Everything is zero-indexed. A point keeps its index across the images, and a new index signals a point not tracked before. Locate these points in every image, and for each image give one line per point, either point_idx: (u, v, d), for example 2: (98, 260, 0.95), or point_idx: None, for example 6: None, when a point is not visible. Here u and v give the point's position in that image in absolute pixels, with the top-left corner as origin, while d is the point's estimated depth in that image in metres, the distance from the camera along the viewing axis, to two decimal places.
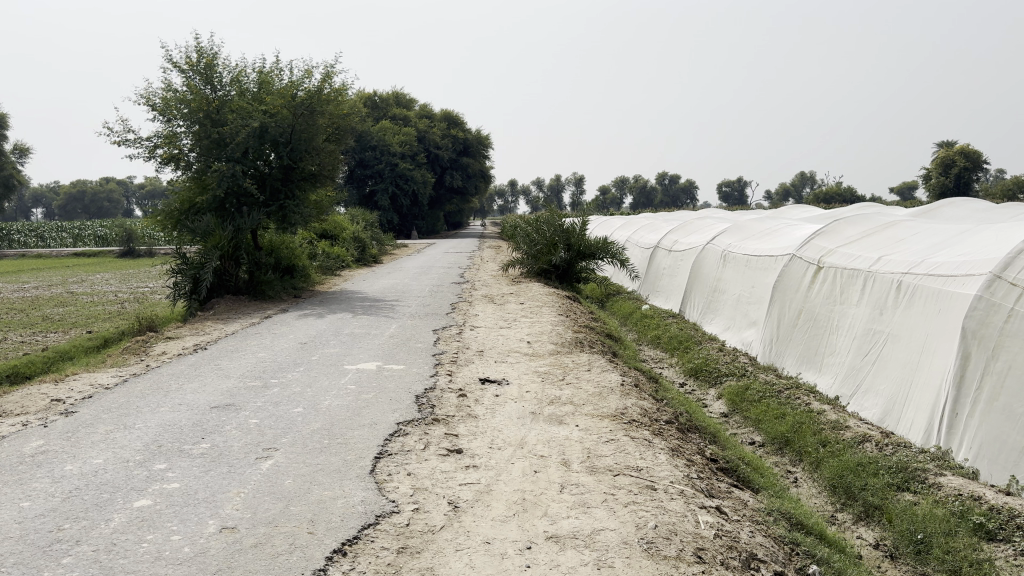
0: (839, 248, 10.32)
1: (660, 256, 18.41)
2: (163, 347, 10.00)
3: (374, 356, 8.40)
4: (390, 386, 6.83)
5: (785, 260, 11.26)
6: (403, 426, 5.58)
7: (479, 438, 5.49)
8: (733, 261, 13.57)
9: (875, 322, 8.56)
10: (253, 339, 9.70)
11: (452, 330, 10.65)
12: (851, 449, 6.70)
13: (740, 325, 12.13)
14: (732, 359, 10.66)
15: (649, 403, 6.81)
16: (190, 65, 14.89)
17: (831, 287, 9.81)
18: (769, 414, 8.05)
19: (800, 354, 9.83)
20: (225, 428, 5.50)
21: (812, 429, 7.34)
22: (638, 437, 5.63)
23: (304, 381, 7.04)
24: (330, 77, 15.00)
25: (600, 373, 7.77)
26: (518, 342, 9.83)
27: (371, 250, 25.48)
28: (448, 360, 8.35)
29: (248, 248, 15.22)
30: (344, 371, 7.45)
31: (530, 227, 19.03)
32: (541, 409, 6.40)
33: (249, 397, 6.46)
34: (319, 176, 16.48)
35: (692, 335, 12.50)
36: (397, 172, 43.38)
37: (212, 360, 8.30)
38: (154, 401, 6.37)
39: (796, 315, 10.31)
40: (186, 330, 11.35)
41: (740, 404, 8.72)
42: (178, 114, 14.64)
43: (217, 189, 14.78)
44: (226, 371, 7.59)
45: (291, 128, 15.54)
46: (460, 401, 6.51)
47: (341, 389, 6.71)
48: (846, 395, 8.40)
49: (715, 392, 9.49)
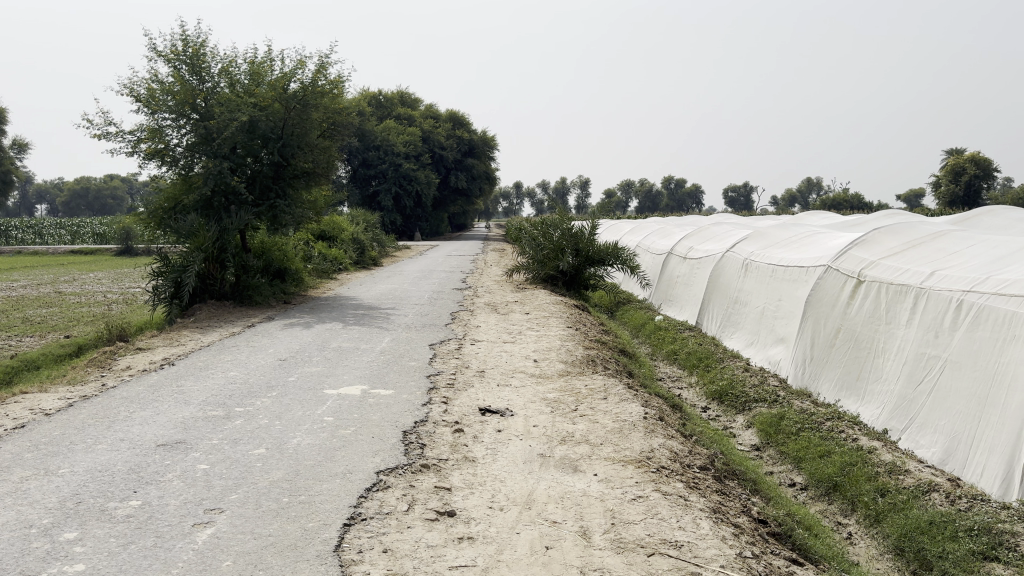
0: (881, 260, 9.28)
1: (674, 263, 17.35)
2: (128, 361, 8.98)
3: (360, 377, 7.38)
4: (373, 418, 5.82)
5: (818, 272, 10.20)
6: (384, 476, 4.57)
7: (477, 493, 4.46)
8: (757, 270, 12.51)
9: (929, 345, 7.56)
10: (228, 353, 8.68)
11: (451, 344, 9.66)
12: (917, 502, 5.67)
13: (766, 342, 11.10)
14: (760, 381, 9.61)
15: (678, 443, 5.78)
16: (176, 53, 13.93)
17: (875, 304, 8.79)
18: (811, 452, 7.03)
19: (839, 379, 8.81)
20: (165, 477, 4.49)
21: (866, 473, 6.33)
22: (672, 493, 4.60)
23: (273, 410, 6.02)
24: (324, 67, 14.06)
25: (618, 401, 6.75)
26: (523, 360, 8.76)
27: (370, 253, 24.39)
28: (443, 383, 7.31)
29: (235, 250, 14.20)
30: (323, 398, 6.44)
31: (536, 230, 18.00)
32: (551, 451, 5.37)
33: (205, 432, 5.45)
34: (312, 174, 15.45)
35: (712, 352, 11.47)
36: (401, 173, 42.38)
37: (176, 381, 7.29)
38: (93, 436, 5.37)
39: (834, 334, 9.27)
40: (159, 340, 10.33)
41: (775, 437, 7.70)
42: (162, 106, 13.68)
43: (204, 186, 13.84)
44: (186, 396, 6.57)
45: (283, 122, 14.59)
46: (454, 440, 5.49)
47: (314, 422, 5.67)
48: (898, 430, 7.39)
49: (745, 420, 8.46)
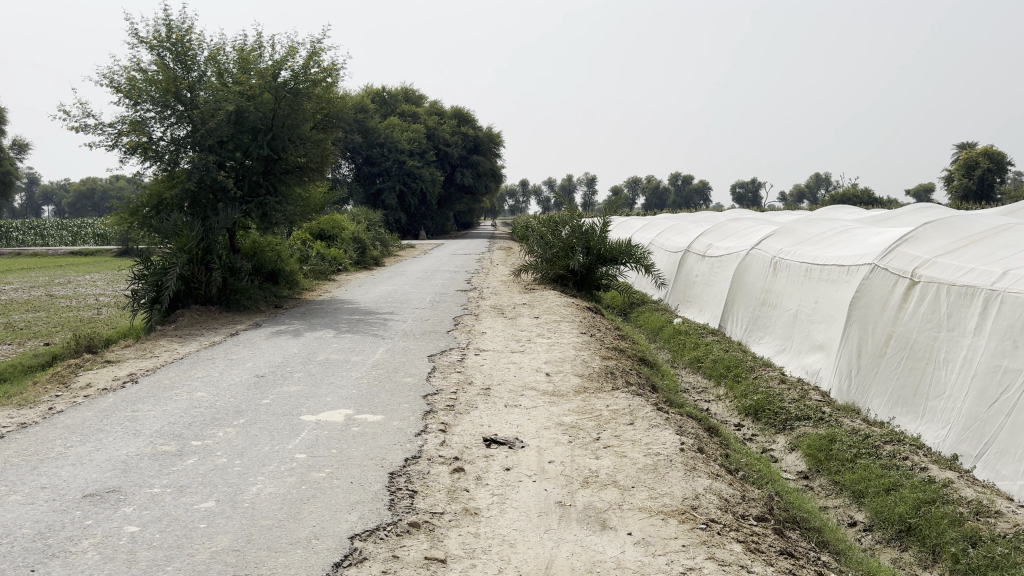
0: (938, 258, 8.22)
1: (692, 262, 16.30)
2: (91, 377, 7.97)
3: (346, 397, 6.37)
4: (355, 455, 4.81)
5: (863, 271, 9.13)
6: (359, 544, 3.55)
7: (480, 564, 3.45)
8: (789, 268, 11.45)
9: (1006, 357, 6.50)
10: (200, 368, 7.68)
11: (453, 354, 8.67)
12: (1021, 558, 4.62)
13: (801, 349, 10.06)
14: (800, 395, 8.55)
15: (726, 484, 4.75)
16: (159, 39, 12.92)
17: (933, 309, 7.73)
18: (874, 485, 5.99)
19: (893, 394, 7.76)
20: (79, 547, 3.49)
21: (949, 514, 5.28)
22: (730, 564, 3.60)
23: (237, 445, 5.02)
24: (316, 55, 13.04)
25: (648, 427, 5.71)
26: (533, 374, 7.72)
27: (371, 253, 23.37)
28: (442, 403, 6.32)
29: (221, 252, 13.20)
30: (300, 426, 5.44)
31: (545, 228, 16.99)
32: (571, 498, 4.35)
33: (146, 477, 4.45)
34: (305, 169, 14.43)
35: (741, 360, 10.43)
36: (404, 171, 41.40)
37: (132, 405, 6.28)
38: (8, 483, 4.36)
39: (884, 342, 8.21)
40: (131, 352, 9.35)
41: (827, 464, 6.67)
42: (144, 96, 12.68)
43: (189, 182, 12.87)
44: (138, 425, 5.56)
45: (272, 113, 13.57)
46: (453, 483, 4.47)
47: (283, 461, 4.68)
48: (970, 456, 6.34)
49: (787, 442, 7.45)
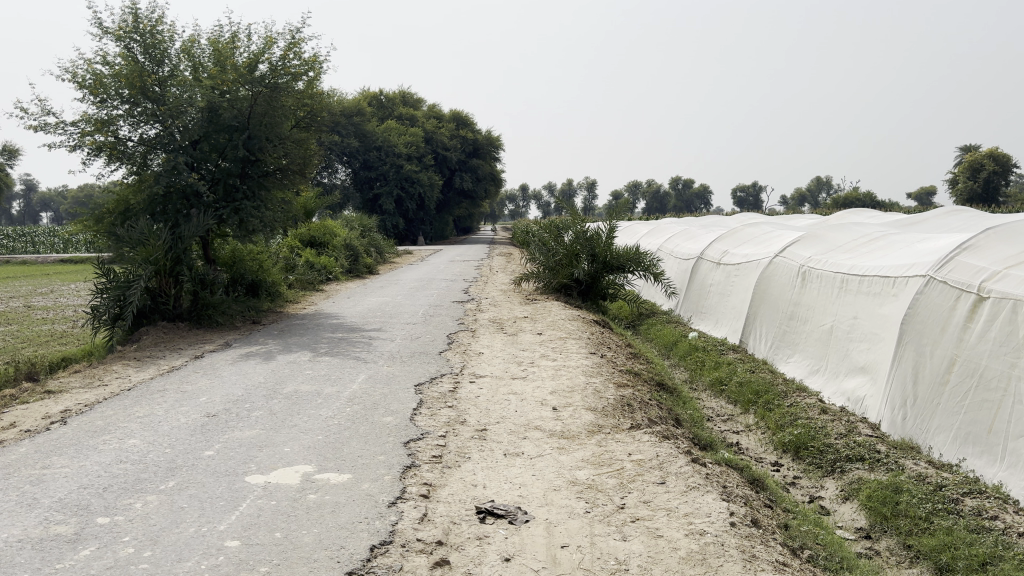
0: (1009, 271, 7.07)
1: (706, 270, 15.15)
2: (20, 413, 6.77)
3: (308, 447, 5.17)
4: (306, 543, 3.62)
5: (916, 284, 7.96)
6: None
7: None
8: (821, 279, 10.28)
9: None
10: (145, 405, 6.48)
11: (443, 381, 7.50)
12: None
13: (839, 371, 8.87)
14: (847, 429, 7.38)
15: None
16: (126, 30, 11.75)
17: (1009, 331, 6.57)
18: (965, 557, 4.81)
19: (961, 431, 6.57)
20: None
21: None
22: None
23: (153, 527, 3.83)
24: (295, 47, 11.90)
25: (685, 489, 4.52)
26: (538, 409, 6.54)
27: (364, 261, 22.17)
28: (428, 454, 5.14)
29: (193, 262, 12.01)
30: (243, 494, 4.25)
31: (548, 234, 15.82)
32: None
33: None
34: (287, 171, 13.25)
35: (771, 382, 9.24)
36: (402, 175, 40.28)
37: (45, 458, 5.09)
38: None
39: (947, 368, 7.04)
40: (76, 379, 8.16)
41: (895, 523, 5.49)
42: (109, 92, 11.49)
43: (156, 186, 11.69)
44: (38, 492, 4.37)
45: (249, 111, 12.37)
46: None
47: (207, 555, 3.48)
48: None
49: (839, 489, 6.29)
